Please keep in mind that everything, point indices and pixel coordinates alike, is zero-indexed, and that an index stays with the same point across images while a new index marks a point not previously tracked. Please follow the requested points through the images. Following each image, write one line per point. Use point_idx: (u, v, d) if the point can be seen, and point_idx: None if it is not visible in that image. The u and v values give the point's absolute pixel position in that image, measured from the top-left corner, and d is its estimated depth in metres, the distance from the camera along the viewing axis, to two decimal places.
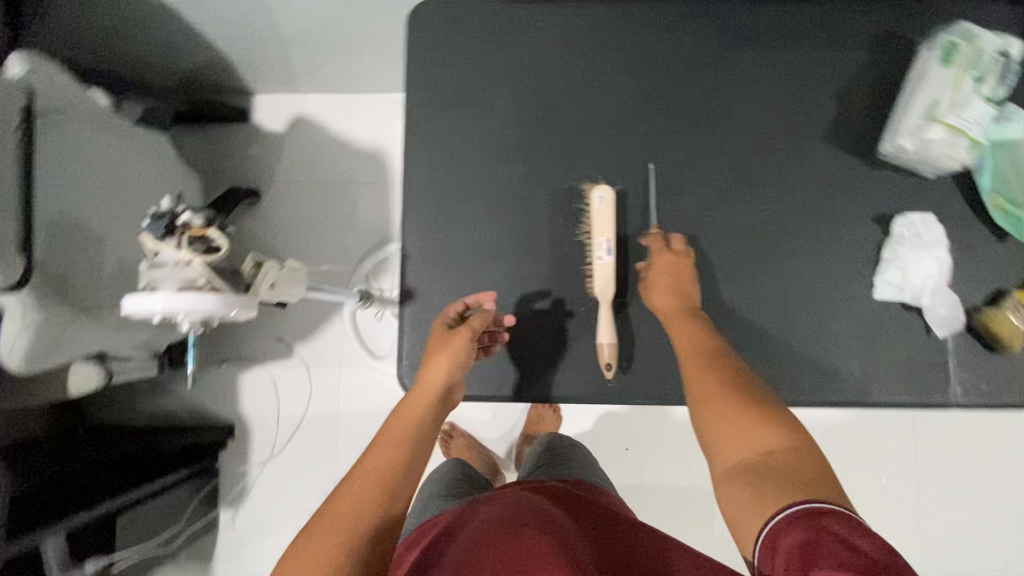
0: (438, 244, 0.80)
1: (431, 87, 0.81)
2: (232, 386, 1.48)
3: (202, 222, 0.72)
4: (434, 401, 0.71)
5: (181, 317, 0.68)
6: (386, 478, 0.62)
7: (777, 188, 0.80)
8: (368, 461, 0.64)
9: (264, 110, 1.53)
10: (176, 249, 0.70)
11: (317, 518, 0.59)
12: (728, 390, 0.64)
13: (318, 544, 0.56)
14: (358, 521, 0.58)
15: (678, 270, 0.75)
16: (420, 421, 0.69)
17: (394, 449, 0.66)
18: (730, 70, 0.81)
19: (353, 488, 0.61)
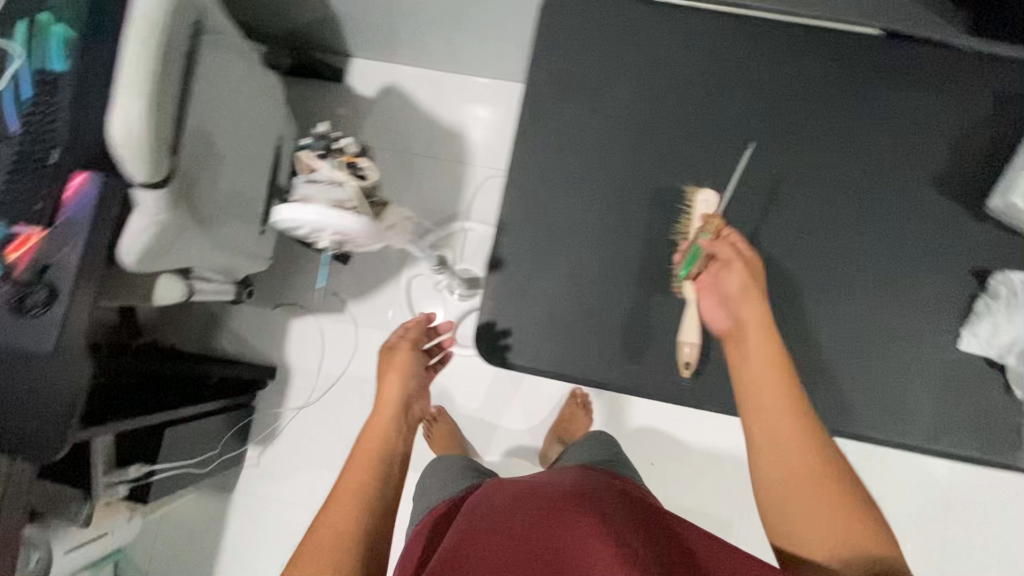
0: (535, 220, 0.82)
1: (553, 71, 0.84)
2: (281, 330, 1.52)
3: (354, 150, 0.93)
4: (393, 420, 0.81)
5: (326, 228, 0.81)
6: (364, 494, 0.72)
7: (876, 223, 0.81)
8: (349, 481, 0.73)
9: (359, 74, 1.58)
10: (330, 168, 0.87)
11: (316, 537, 0.68)
12: (787, 431, 0.62)
13: (320, 565, 0.65)
14: (349, 539, 0.68)
15: (755, 276, 0.70)
16: (386, 437, 0.79)
17: (367, 466, 0.75)
18: (847, 102, 0.82)
19: (341, 509, 0.70)
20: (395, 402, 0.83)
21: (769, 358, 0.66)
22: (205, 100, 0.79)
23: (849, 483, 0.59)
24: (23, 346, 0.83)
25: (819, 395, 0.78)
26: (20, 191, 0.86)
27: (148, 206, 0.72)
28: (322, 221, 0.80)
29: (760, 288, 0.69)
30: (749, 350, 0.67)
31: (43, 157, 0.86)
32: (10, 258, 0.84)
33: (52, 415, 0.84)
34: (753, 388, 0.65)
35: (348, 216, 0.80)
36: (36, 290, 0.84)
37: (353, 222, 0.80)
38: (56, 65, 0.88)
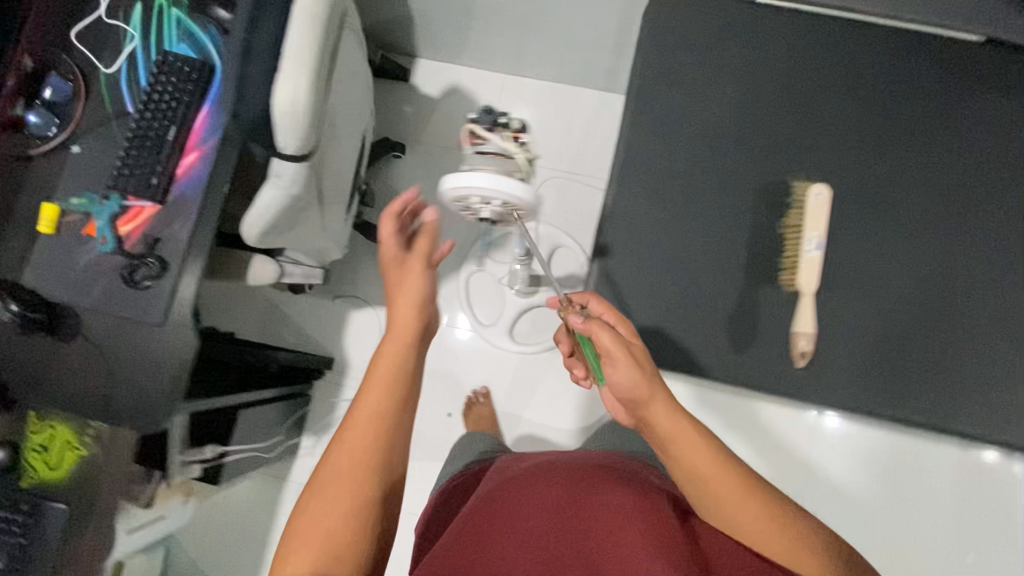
0: (644, 211, 0.83)
1: (663, 68, 0.86)
2: (341, 321, 1.53)
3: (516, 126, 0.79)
4: (411, 345, 0.71)
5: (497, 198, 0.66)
6: (385, 421, 0.66)
7: (984, 227, 0.82)
8: (365, 408, 0.66)
9: (424, 73, 1.58)
10: (501, 139, 0.75)
11: (335, 459, 0.64)
12: (729, 496, 0.61)
13: (341, 489, 0.63)
14: (372, 467, 0.64)
15: (641, 357, 0.65)
16: (405, 356, 0.70)
17: (387, 389, 0.67)
18: (955, 108, 0.84)
19: (362, 434, 0.65)
20: (413, 322, 0.72)
21: (691, 441, 0.63)
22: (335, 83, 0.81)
23: (790, 511, 0.62)
24: (134, 317, 0.85)
25: (929, 396, 0.79)
26: (137, 165, 0.87)
27: (283, 177, 0.71)
28: (492, 190, 0.66)
29: (654, 372, 0.65)
30: (665, 435, 0.64)
31: (160, 133, 0.88)
32: (123, 231, 0.87)
33: (159, 386, 0.85)
34: (682, 475, 0.64)
35: (521, 185, 0.67)
36: (147, 262, 0.85)
37: (528, 194, 0.67)
38: (174, 47, 0.92)
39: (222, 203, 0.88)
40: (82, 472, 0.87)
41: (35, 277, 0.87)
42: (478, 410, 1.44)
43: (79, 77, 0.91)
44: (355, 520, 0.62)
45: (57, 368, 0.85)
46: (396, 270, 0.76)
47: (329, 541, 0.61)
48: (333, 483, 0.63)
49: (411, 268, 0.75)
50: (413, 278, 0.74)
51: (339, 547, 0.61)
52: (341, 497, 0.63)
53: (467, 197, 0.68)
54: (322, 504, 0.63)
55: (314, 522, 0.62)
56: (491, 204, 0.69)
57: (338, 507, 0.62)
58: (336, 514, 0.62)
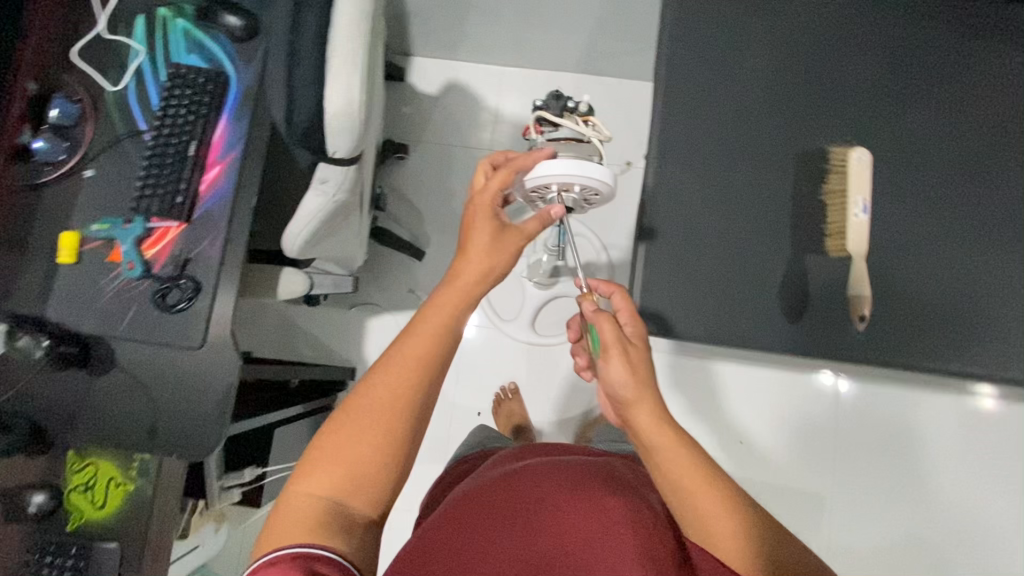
0: (686, 188, 0.85)
1: (691, 45, 0.87)
2: (355, 332, 1.43)
3: (587, 109, 0.75)
4: (479, 290, 0.62)
5: (573, 187, 0.66)
6: (436, 363, 0.59)
7: (1012, 178, 0.85)
8: (417, 341, 0.59)
9: (419, 71, 1.49)
10: (575, 125, 0.72)
11: (373, 390, 0.57)
12: (702, 506, 0.56)
13: (376, 423, 0.57)
14: (413, 408, 0.58)
15: (640, 363, 0.63)
16: (470, 298, 0.61)
17: (442, 328, 0.59)
18: (977, 65, 0.86)
19: (408, 371, 0.58)
20: (488, 270, 0.62)
21: (673, 447, 0.59)
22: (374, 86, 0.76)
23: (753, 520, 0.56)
24: (170, 343, 0.81)
25: (974, 344, 0.83)
26: (158, 183, 0.84)
27: (329, 183, 0.69)
28: (574, 177, 0.65)
29: (649, 376, 0.62)
30: (647, 440, 0.60)
31: (180, 149, 0.84)
32: (150, 254, 0.84)
33: (204, 411, 0.81)
34: (656, 476, 0.60)
35: (602, 170, 0.65)
36: (181, 284, 0.81)
37: (608, 179, 0.65)
38: (184, 59, 0.89)
39: (250, 216, 0.84)
40: (127, 509, 0.81)
41: (59, 311, 0.82)
42: (508, 406, 1.35)
43: (86, 99, 0.88)
44: (387, 458, 0.57)
45: (95, 402, 0.82)
46: (483, 233, 0.62)
47: (354, 473, 0.56)
48: (370, 413, 0.57)
49: (506, 239, 0.63)
50: (503, 247, 0.62)
51: (361, 481, 0.56)
52: (377, 430, 0.56)
53: (545, 185, 0.67)
54: (351, 433, 0.56)
55: (343, 448, 0.56)
56: (568, 192, 0.68)
57: (371, 441, 0.56)
58: (366, 447, 0.56)
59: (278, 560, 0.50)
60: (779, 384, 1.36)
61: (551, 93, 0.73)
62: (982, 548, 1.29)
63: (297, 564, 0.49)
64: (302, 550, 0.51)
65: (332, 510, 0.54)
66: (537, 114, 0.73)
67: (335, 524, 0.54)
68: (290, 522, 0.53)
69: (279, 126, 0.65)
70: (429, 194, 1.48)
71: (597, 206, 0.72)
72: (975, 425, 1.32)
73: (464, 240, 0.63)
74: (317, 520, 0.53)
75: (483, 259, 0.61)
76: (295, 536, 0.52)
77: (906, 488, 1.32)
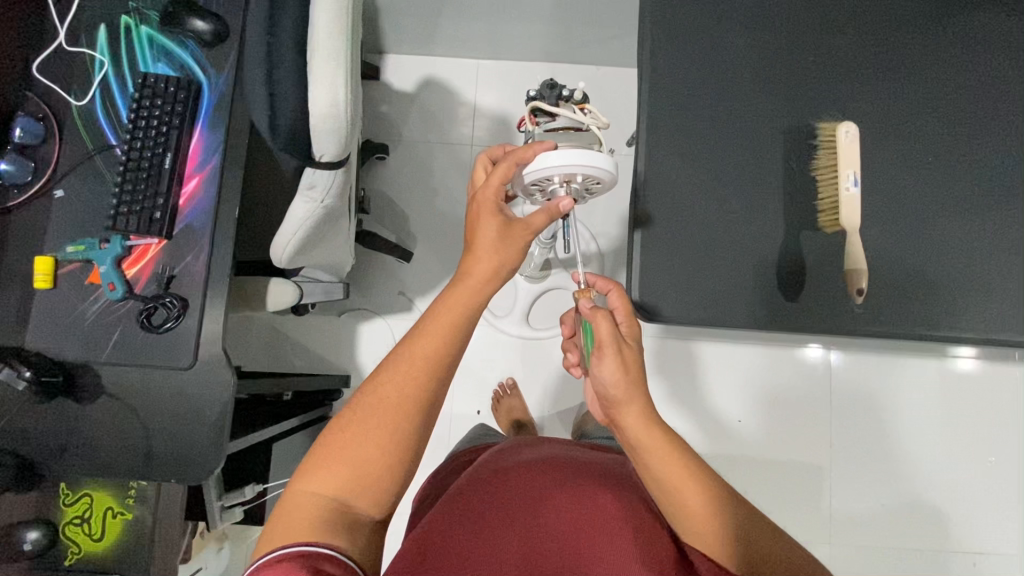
0: (677, 173, 0.85)
1: (673, 29, 0.87)
2: (347, 339, 1.40)
3: (582, 98, 0.74)
4: (491, 288, 0.60)
5: (576, 178, 0.65)
6: (446, 363, 0.58)
7: (994, 143, 0.86)
8: (424, 342, 0.57)
9: (394, 69, 1.46)
10: (572, 114, 0.70)
11: (380, 387, 0.56)
12: (691, 514, 0.56)
13: (383, 421, 0.55)
14: (422, 407, 0.56)
15: (632, 363, 0.59)
16: (481, 295, 0.59)
17: (453, 325, 0.58)
18: (954, 33, 0.87)
19: (417, 370, 0.56)
20: (497, 268, 0.60)
21: (665, 449, 0.57)
22: (357, 88, 0.74)
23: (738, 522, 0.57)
24: (160, 364, 0.79)
25: (968, 310, 0.84)
26: (134, 200, 0.80)
27: (316, 189, 0.67)
28: (577, 167, 0.63)
29: (640, 377, 0.59)
30: (638, 443, 0.58)
31: (155, 162, 0.81)
32: (131, 274, 0.80)
33: (201, 434, 0.78)
34: (647, 476, 0.58)
35: (604, 158, 0.64)
36: (166, 303, 0.78)
37: (611, 167, 0.64)
38: (151, 68, 0.85)
39: (233, 227, 0.81)
40: (127, 539, 0.79)
41: (40, 340, 0.79)
42: (508, 402, 1.33)
43: (50, 115, 0.84)
44: (395, 457, 0.55)
45: (84, 432, 0.78)
46: (491, 228, 0.61)
47: (360, 473, 0.54)
48: (376, 411, 0.55)
49: (512, 234, 0.61)
50: (513, 244, 0.61)
51: (367, 480, 0.54)
52: (384, 428, 0.55)
53: (547, 177, 0.65)
54: (357, 432, 0.55)
55: (349, 446, 0.55)
56: (571, 183, 0.66)
57: (378, 439, 0.55)
58: (373, 446, 0.55)
59: (284, 557, 0.49)
60: (767, 361, 1.36)
61: (545, 82, 0.73)
62: (976, 507, 1.33)
63: (303, 564, 0.49)
64: (306, 549, 0.50)
65: (337, 509, 0.53)
66: (532, 105, 0.72)
67: (340, 523, 0.53)
68: (294, 520, 0.52)
69: (264, 134, 0.63)
70: (413, 193, 1.45)
71: (599, 194, 0.71)
72: (964, 387, 1.35)
73: (471, 237, 0.61)
74: (322, 519, 0.52)
75: (494, 256, 0.60)
76: (299, 534, 0.51)
77: (902, 455, 1.34)
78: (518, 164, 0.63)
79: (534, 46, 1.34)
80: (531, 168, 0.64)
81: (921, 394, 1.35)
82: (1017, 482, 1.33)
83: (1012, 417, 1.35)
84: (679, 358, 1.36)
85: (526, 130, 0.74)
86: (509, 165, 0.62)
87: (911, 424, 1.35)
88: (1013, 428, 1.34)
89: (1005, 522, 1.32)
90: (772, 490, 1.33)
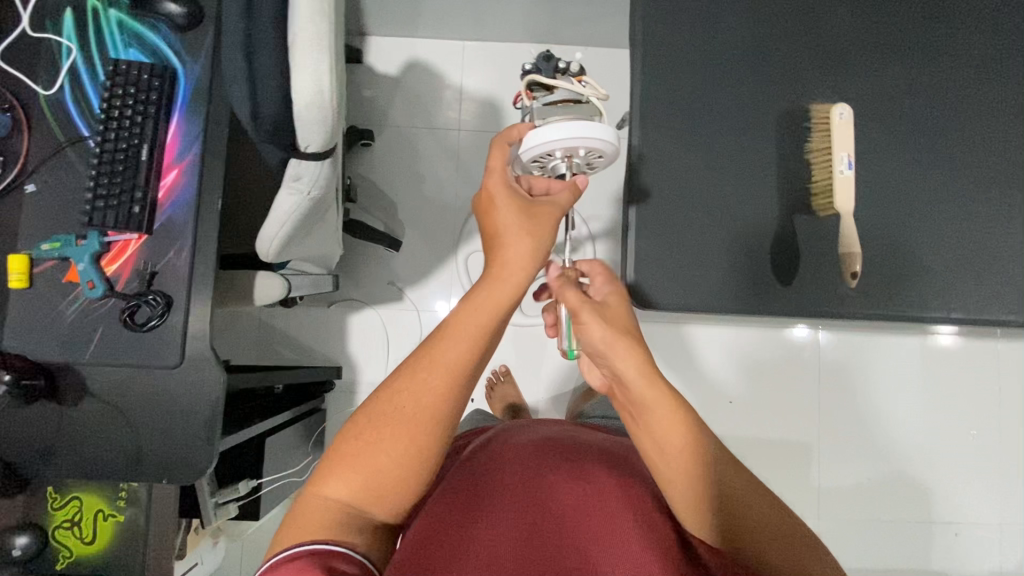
0: (673, 158, 0.84)
1: (665, 11, 0.85)
2: (338, 330, 1.39)
3: (579, 70, 0.73)
4: (518, 292, 0.57)
5: (577, 152, 0.64)
6: (467, 372, 0.55)
7: (986, 123, 0.86)
8: (449, 346, 0.54)
9: (378, 52, 1.42)
10: (571, 85, 0.67)
11: (398, 395, 0.54)
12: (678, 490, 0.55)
13: (399, 431, 0.53)
14: (440, 418, 0.54)
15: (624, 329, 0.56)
16: (511, 295, 0.56)
17: (480, 327, 0.55)
18: (948, 14, 0.86)
19: (438, 378, 0.54)
20: (526, 269, 0.57)
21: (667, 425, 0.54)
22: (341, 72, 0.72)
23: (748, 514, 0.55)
24: (145, 363, 0.76)
25: (955, 289, 0.85)
26: (110, 194, 0.77)
27: (303, 180, 0.64)
28: (576, 138, 0.62)
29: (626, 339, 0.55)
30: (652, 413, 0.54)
31: (130, 154, 0.78)
32: (111, 270, 0.78)
33: (192, 432, 0.76)
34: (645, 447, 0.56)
35: (605, 128, 0.63)
36: (149, 301, 0.76)
37: (613, 137, 0.63)
38: (122, 55, 0.81)
39: (216, 219, 0.78)
40: (120, 541, 0.77)
41: (17, 341, 0.77)
42: (502, 390, 1.32)
43: (16, 106, 0.80)
44: (410, 468, 0.54)
45: (68, 435, 0.76)
46: (510, 212, 0.58)
47: (375, 482, 0.53)
48: (391, 420, 0.53)
49: (535, 222, 0.57)
50: (541, 226, 0.57)
51: (382, 488, 0.53)
52: (400, 438, 0.53)
53: (547, 153, 0.64)
54: (373, 440, 0.53)
55: (364, 452, 0.53)
56: (573, 158, 0.65)
57: (394, 448, 0.53)
58: (388, 455, 0.53)
59: (297, 555, 0.48)
60: (755, 341, 1.37)
61: (540, 56, 0.72)
62: (959, 478, 1.36)
63: (316, 561, 0.47)
64: (318, 548, 0.49)
65: (349, 513, 0.52)
66: (527, 79, 0.69)
67: (352, 525, 0.52)
68: (305, 520, 0.51)
69: (246, 124, 0.60)
70: (400, 180, 1.42)
71: (602, 170, 0.69)
72: (950, 364, 1.38)
73: (491, 225, 0.58)
74: (333, 522, 0.51)
75: (523, 256, 0.56)
76: (310, 533, 0.50)
77: (888, 430, 1.37)
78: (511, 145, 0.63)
79: (519, 26, 1.31)
80: (532, 144, 0.63)
81: (904, 370, 1.38)
82: (997, 453, 1.37)
83: (995, 391, 1.38)
84: (671, 339, 1.37)
85: (522, 107, 0.72)
86: (502, 146, 0.62)
87: (896, 401, 1.37)
88: (996, 402, 1.37)
89: (987, 491, 1.36)
90: (763, 467, 1.36)
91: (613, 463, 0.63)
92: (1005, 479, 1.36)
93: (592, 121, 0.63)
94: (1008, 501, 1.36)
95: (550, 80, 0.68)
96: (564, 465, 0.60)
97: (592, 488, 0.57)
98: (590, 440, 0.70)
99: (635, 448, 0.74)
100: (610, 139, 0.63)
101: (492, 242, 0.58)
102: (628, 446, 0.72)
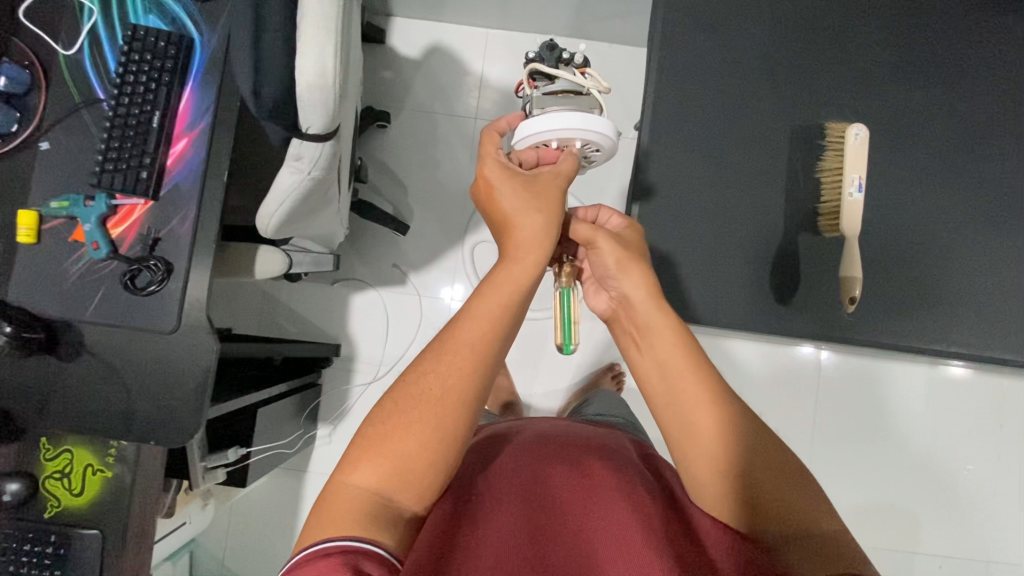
0: (684, 167, 0.83)
1: (689, 15, 0.83)
2: (341, 308, 1.40)
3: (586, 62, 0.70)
4: (540, 272, 0.56)
5: (571, 144, 0.64)
6: (494, 353, 0.54)
7: (1010, 155, 0.84)
8: (471, 326, 0.54)
9: (401, 34, 1.41)
10: (572, 76, 0.66)
11: (424, 377, 0.53)
12: (694, 452, 0.54)
13: (424, 415, 0.51)
14: (466, 401, 0.52)
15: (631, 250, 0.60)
16: (536, 275, 0.56)
17: (501, 310, 0.54)
18: (982, 40, 0.83)
19: (461, 359, 0.53)
20: (544, 247, 0.56)
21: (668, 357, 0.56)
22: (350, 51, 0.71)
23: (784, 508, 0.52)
24: (144, 326, 0.78)
25: (960, 321, 0.84)
26: (120, 158, 0.78)
27: (304, 160, 0.65)
28: (573, 132, 0.62)
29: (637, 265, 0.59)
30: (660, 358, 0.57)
31: (142, 120, 0.79)
32: (116, 233, 0.79)
33: (184, 398, 0.77)
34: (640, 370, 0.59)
35: (602, 122, 0.63)
36: (151, 266, 0.77)
37: (611, 133, 0.63)
38: (142, 20, 0.82)
39: (222, 190, 0.79)
40: (109, 496, 0.79)
41: (23, 295, 0.79)
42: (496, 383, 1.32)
43: (36, 63, 0.81)
44: (437, 452, 0.51)
45: (64, 389, 0.78)
46: (520, 191, 0.58)
47: (403, 468, 0.51)
48: (416, 403, 0.52)
49: (543, 197, 0.58)
50: (549, 197, 0.58)
51: (410, 477, 0.51)
52: (426, 423, 0.51)
53: (544, 143, 0.65)
54: (396, 426, 0.51)
55: (389, 440, 0.51)
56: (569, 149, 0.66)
57: (420, 432, 0.51)
58: (414, 439, 0.51)
59: (329, 552, 0.46)
60: (756, 355, 1.36)
61: (543, 44, 0.69)
62: (952, 511, 1.34)
63: (345, 560, 0.45)
64: (349, 545, 0.46)
65: (379, 505, 0.50)
66: (529, 67, 0.67)
67: (383, 518, 0.50)
68: (335, 513, 0.48)
69: (246, 99, 0.61)
70: (412, 163, 1.42)
71: (599, 164, 0.70)
72: (953, 395, 1.35)
73: (501, 207, 0.58)
74: (363, 515, 0.49)
75: (536, 233, 0.56)
76: (342, 527, 0.47)
77: (882, 456, 1.36)
78: (502, 134, 0.65)
79: (542, 18, 1.29)
80: (525, 136, 0.64)
81: (905, 396, 1.35)
82: (992, 489, 1.35)
83: (998, 426, 1.35)
84: None
85: (523, 95, 0.70)
86: (491, 133, 0.63)
87: (893, 428, 1.36)
88: (997, 436, 1.35)
89: (980, 526, 1.34)
90: None
91: (625, 464, 0.62)
92: (1000, 516, 1.34)
93: (591, 114, 0.64)
94: (1001, 540, 1.34)
95: (554, 68, 0.66)
96: (581, 466, 0.59)
97: (618, 495, 0.56)
98: (586, 435, 0.70)
99: (624, 438, 0.74)
100: (608, 132, 0.63)
101: (504, 222, 0.58)
102: (618, 439, 0.72)
